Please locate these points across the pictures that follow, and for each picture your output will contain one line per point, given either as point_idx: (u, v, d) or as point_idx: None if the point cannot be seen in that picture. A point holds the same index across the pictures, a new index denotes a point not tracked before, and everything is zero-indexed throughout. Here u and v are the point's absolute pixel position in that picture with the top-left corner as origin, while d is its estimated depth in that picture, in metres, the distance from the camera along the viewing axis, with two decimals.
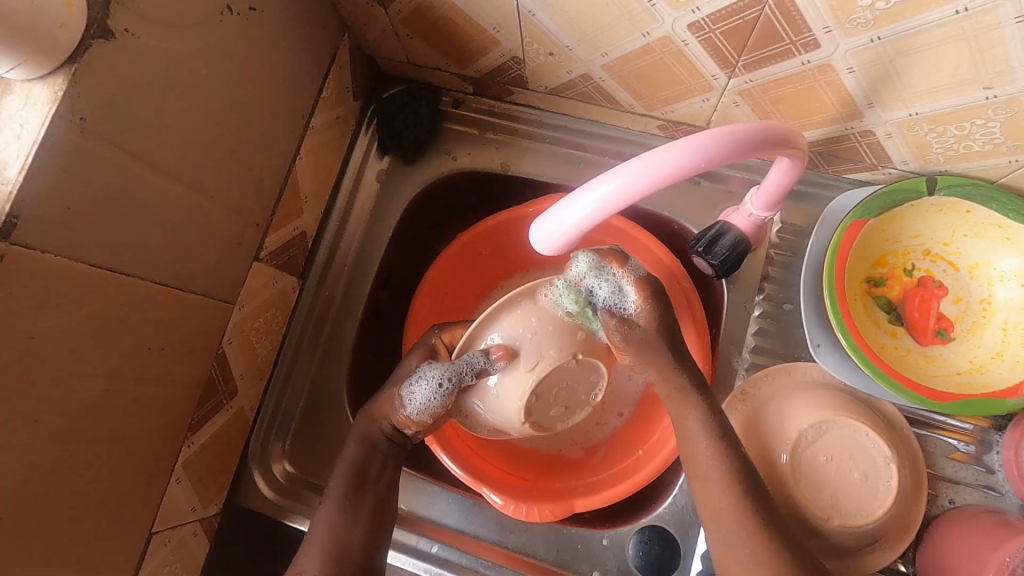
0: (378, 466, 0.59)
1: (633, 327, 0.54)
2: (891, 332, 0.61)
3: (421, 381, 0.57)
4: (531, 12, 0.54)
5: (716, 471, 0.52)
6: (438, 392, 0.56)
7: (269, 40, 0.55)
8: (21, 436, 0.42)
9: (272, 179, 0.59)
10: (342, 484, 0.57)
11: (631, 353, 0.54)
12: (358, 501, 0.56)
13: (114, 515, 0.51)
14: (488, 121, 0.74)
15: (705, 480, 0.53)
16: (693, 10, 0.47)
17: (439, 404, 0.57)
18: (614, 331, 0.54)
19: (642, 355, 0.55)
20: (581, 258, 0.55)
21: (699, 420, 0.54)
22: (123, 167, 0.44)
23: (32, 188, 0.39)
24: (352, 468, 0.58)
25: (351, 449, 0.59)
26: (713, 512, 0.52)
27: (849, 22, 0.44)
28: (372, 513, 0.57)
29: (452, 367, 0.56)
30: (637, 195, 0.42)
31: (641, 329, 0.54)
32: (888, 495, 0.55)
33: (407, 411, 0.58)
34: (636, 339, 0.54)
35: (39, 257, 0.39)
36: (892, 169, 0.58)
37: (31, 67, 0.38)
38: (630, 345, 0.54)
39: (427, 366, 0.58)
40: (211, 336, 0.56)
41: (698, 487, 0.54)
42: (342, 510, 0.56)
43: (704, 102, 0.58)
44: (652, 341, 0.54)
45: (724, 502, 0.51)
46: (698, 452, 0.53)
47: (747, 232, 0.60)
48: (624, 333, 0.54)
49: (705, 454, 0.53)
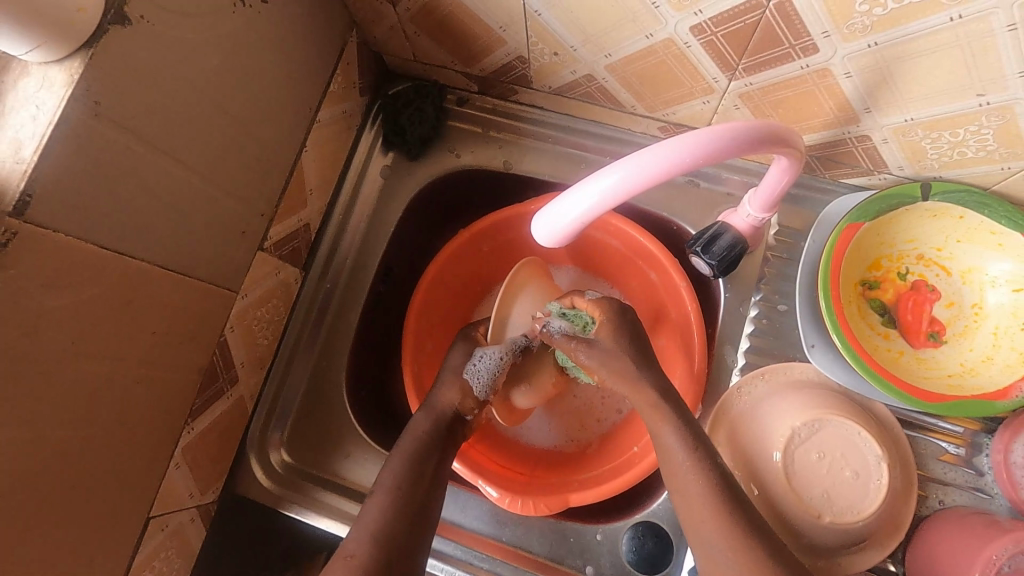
0: (431, 461, 0.59)
1: (592, 343, 0.60)
2: (884, 335, 0.62)
3: (483, 357, 0.65)
4: (537, 12, 0.56)
5: (694, 486, 0.52)
6: (500, 365, 0.65)
7: (282, 34, 0.57)
8: (26, 412, 0.42)
9: (278, 171, 0.60)
10: (400, 476, 0.57)
11: (600, 368, 0.59)
12: (409, 494, 0.55)
13: (114, 497, 0.51)
14: (493, 119, 0.75)
15: (683, 488, 0.53)
16: (695, 12, 0.49)
17: (499, 378, 0.66)
18: (579, 351, 0.61)
19: (612, 371, 0.59)
20: (551, 304, 0.66)
21: (673, 431, 0.54)
22: (138, 151, 0.45)
23: (48, 169, 0.39)
24: (412, 460, 0.58)
25: (409, 442, 0.60)
26: (694, 524, 0.52)
27: (848, 27, 0.45)
28: (412, 508, 0.55)
29: (507, 345, 0.66)
30: (647, 183, 0.42)
31: (601, 343, 0.60)
32: (879, 492, 0.55)
33: (475, 388, 0.64)
34: (600, 357, 0.60)
35: (52, 236, 0.40)
36: (887, 174, 0.60)
37: (48, 49, 0.38)
38: (597, 360, 0.60)
39: (481, 348, 0.66)
40: (213, 323, 0.57)
41: (679, 501, 0.53)
42: (395, 500, 0.55)
43: (705, 105, 0.60)
44: (617, 352, 0.59)
45: (706, 506, 0.51)
46: (688, 463, 0.53)
47: (745, 234, 0.61)
48: (587, 352, 0.60)
49: (687, 464, 0.53)
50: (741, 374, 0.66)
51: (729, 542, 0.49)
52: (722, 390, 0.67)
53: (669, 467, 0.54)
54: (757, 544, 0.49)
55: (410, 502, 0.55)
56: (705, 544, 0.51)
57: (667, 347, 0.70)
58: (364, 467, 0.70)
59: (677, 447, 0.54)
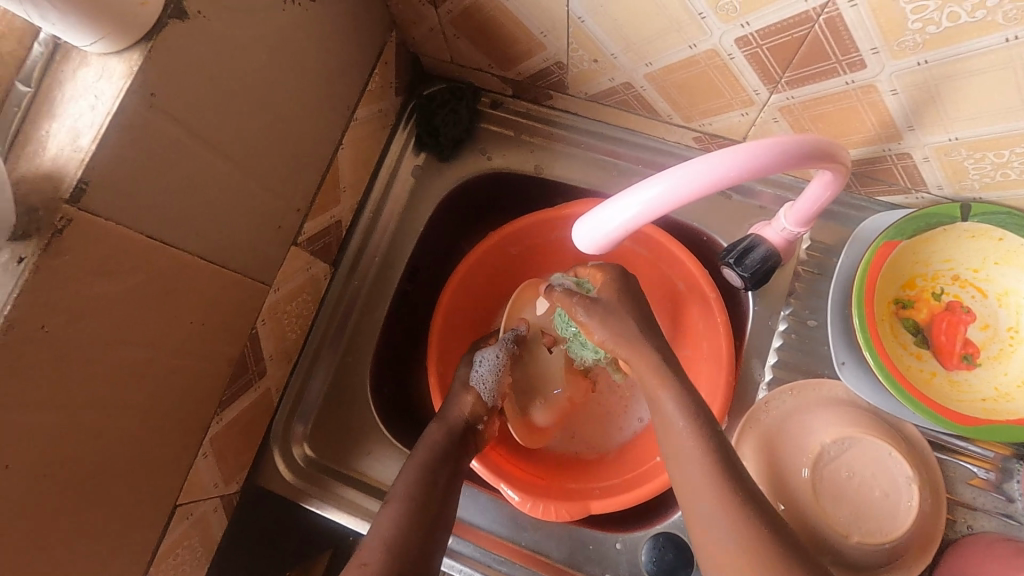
0: (441, 476, 0.58)
1: (592, 302, 0.59)
2: (917, 355, 0.61)
3: (480, 360, 0.69)
4: (580, 19, 0.56)
5: (694, 455, 0.50)
6: (499, 364, 0.68)
7: (326, 32, 0.57)
8: (70, 396, 0.42)
9: (315, 167, 0.61)
10: (413, 484, 0.56)
11: (599, 325, 0.58)
12: (421, 504, 0.55)
13: (144, 483, 0.52)
14: (526, 124, 0.75)
15: (683, 461, 0.51)
16: (742, 24, 0.49)
17: (501, 377, 0.68)
18: (579, 307, 0.60)
19: (610, 328, 0.57)
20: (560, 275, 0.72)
21: (670, 397, 0.53)
22: (187, 144, 0.45)
23: (104, 158, 0.39)
24: (423, 471, 0.58)
25: (420, 453, 0.60)
26: (690, 492, 0.50)
27: (898, 44, 0.45)
28: (425, 515, 0.54)
29: (498, 344, 0.70)
30: (698, 193, 0.41)
31: (603, 300, 0.59)
32: (909, 514, 0.54)
33: (481, 391, 0.66)
34: (600, 313, 0.58)
35: (103, 224, 0.40)
36: (925, 193, 0.59)
37: (111, 41, 0.39)
38: (596, 317, 0.58)
39: (477, 353, 0.70)
40: (246, 315, 0.57)
41: (676, 471, 0.52)
42: (409, 508, 0.54)
43: (743, 117, 0.60)
44: (617, 310, 0.58)
45: (704, 480, 0.49)
46: (687, 431, 0.51)
47: (779, 247, 0.60)
48: (587, 308, 0.59)
49: (683, 434, 0.51)
50: (768, 388, 0.66)
51: (732, 521, 0.47)
52: (748, 403, 0.66)
53: (669, 440, 0.53)
54: (755, 524, 0.47)
55: (424, 509, 0.55)
56: (701, 516, 0.49)
57: (694, 359, 0.69)
58: (385, 463, 0.71)
59: (676, 416, 0.52)
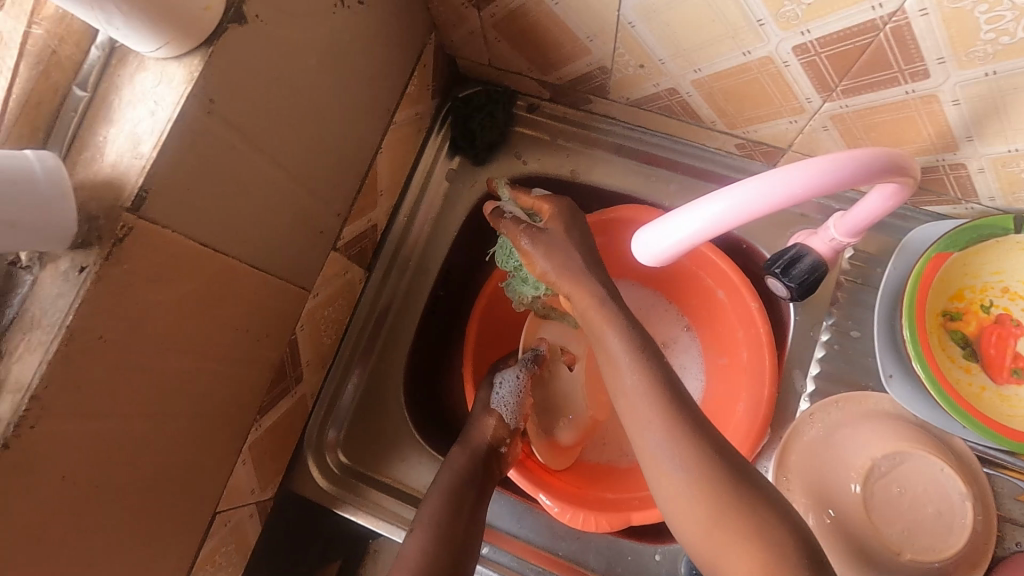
0: (469, 497, 0.59)
1: (540, 232, 0.58)
2: (965, 368, 0.60)
3: (502, 382, 0.68)
4: (630, 24, 0.55)
5: (637, 387, 0.51)
6: (519, 385, 0.68)
7: (371, 35, 0.56)
8: (122, 405, 0.42)
9: (355, 171, 0.60)
10: (439, 510, 0.57)
11: (544, 256, 0.58)
12: (449, 525, 0.56)
13: (186, 491, 0.51)
14: (562, 128, 0.74)
15: (630, 398, 0.51)
16: (803, 32, 0.47)
17: (523, 399, 0.68)
18: (524, 236, 0.59)
19: (553, 258, 0.57)
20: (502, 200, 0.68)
21: (616, 334, 0.53)
22: (239, 149, 0.44)
23: (163, 165, 0.38)
24: (449, 493, 0.59)
25: (445, 477, 0.61)
26: (634, 418, 0.50)
27: (967, 55, 0.44)
28: (454, 536, 0.56)
29: (517, 366, 0.69)
30: (763, 210, 0.41)
31: (551, 232, 0.58)
32: (963, 532, 0.54)
33: (504, 414, 0.66)
34: (546, 244, 0.58)
35: (160, 232, 0.40)
36: (975, 204, 0.58)
37: (174, 46, 0.38)
38: (544, 248, 0.58)
39: (497, 375, 0.69)
40: (286, 320, 0.57)
41: (621, 404, 0.52)
42: (437, 533, 0.56)
43: (791, 124, 0.59)
44: (565, 243, 0.58)
45: (652, 412, 0.49)
46: (631, 367, 0.51)
47: (825, 257, 0.59)
48: (532, 237, 0.58)
49: (630, 370, 0.51)
50: (810, 400, 0.65)
51: (683, 451, 0.48)
52: (790, 415, 0.65)
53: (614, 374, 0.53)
54: (706, 455, 0.47)
55: (452, 532, 0.56)
56: (649, 444, 0.49)
57: (735, 368, 0.69)
58: (420, 469, 0.70)
59: (622, 353, 0.52)
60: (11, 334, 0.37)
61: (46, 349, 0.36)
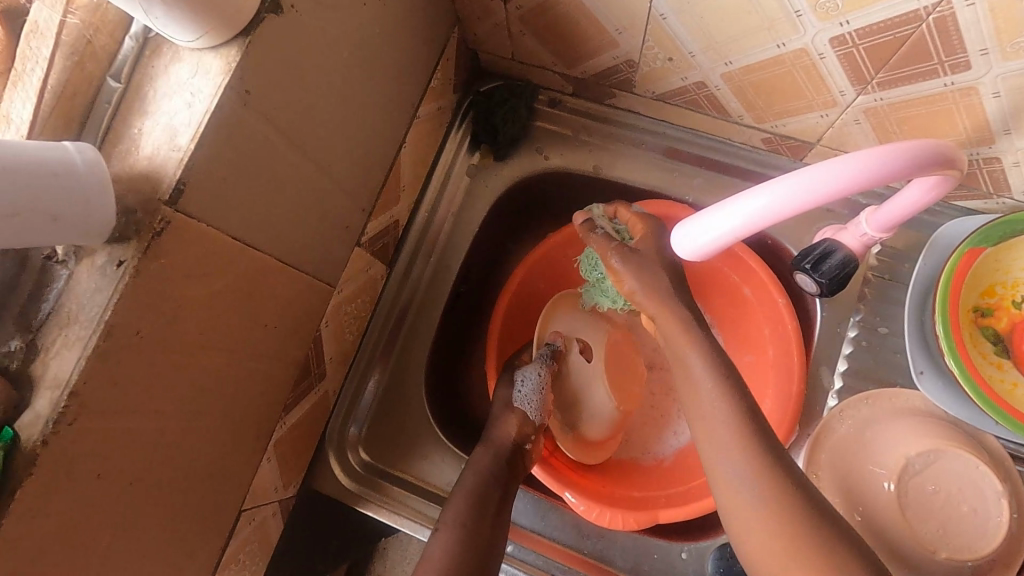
0: (494, 498, 0.58)
1: (631, 253, 0.56)
2: (997, 364, 0.59)
3: (522, 378, 0.67)
4: (662, 16, 0.54)
5: (715, 411, 0.50)
6: (541, 380, 0.66)
7: (399, 28, 0.56)
8: (157, 403, 0.41)
9: (381, 165, 0.59)
10: (463, 512, 0.56)
11: (632, 275, 0.55)
12: (474, 527, 0.56)
13: (215, 489, 0.50)
14: (585, 123, 0.73)
15: (710, 422, 0.50)
16: (841, 23, 0.47)
17: (545, 394, 0.66)
18: (615, 254, 0.56)
19: (643, 277, 0.55)
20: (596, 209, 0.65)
21: (699, 359, 0.52)
22: (272, 142, 0.44)
23: (201, 158, 0.38)
24: (473, 495, 0.58)
25: (469, 479, 0.60)
26: (714, 443, 0.50)
27: (1012, 46, 0.43)
28: (478, 537, 0.55)
29: (537, 361, 0.68)
30: (806, 206, 0.41)
31: (641, 251, 0.56)
32: (998, 531, 0.53)
33: (528, 412, 0.65)
34: (635, 264, 0.55)
35: (196, 225, 0.39)
36: (1007, 199, 0.57)
37: (212, 37, 0.37)
38: (631, 268, 0.56)
39: (517, 373, 0.68)
40: (313, 316, 0.56)
41: (699, 428, 0.51)
42: (461, 536, 0.55)
43: (821, 118, 0.58)
44: (653, 264, 0.55)
45: (729, 437, 0.49)
46: (713, 390, 0.51)
47: (857, 253, 0.59)
48: (623, 257, 0.56)
49: (710, 391, 0.51)
50: (837, 397, 0.64)
51: (758, 474, 0.47)
52: (816, 412, 0.65)
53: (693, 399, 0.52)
54: (781, 479, 0.47)
55: (477, 535, 0.55)
56: (724, 471, 0.49)
57: (762, 366, 0.68)
58: (444, 467, 0.70)
59: (703, 377, 0.51)
60: (47, 330, 0.37)
61: (83, 345, 0.35)
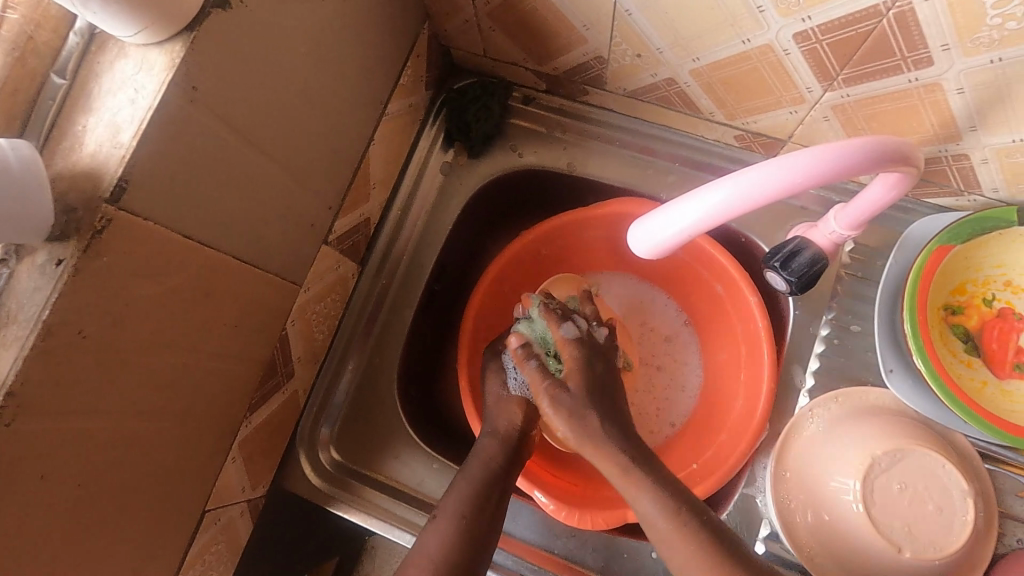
0: (495, 491, 0.57)
1: (560, 394, 0.59)
2: (967, 363, 0.59)
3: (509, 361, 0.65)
4: (627, 13, 0.53)
5: (688, 554, 0.51)
6: None
7: (363, 25, 0.55)
8: (107, 403, 0.41)
9: (347, 164, 0.59)
10: (464, 508, 0.55)
11: (564, 423, 0.58)
12: (472, 523, 0.55)
13: (175, 491, 0.50)
14: (559, 120, 0.73)
15: (677, 556, 0.52)
16: (803, 18, 0.46)
17: None
18: (546, 395, 0.59)
19: (573, 428, 0.58)
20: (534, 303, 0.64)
21: (649, 499, 0.53)
22: (226, 140, 0.43)
23: (145, 156, 0.37)
24: (477, 486, 0.57)
25: (474, 467, 0.58)
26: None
27: (972, 41, 0.43)
28: (473, 532, 0.54)
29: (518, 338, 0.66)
30: (764, 199, 0.41)
31: (573, 391, 0.59)
32: (963, 530, 0.53)
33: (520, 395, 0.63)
34: (569, 406, 0.58)
35: (141, 223, 0.38)
36: (979, 196, 0.57)
37: (155, 32, 0.37)
38: (563, 410, 0.58)
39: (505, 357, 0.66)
40: (278, 316, 0.56)
41: (667, 552, 0.52)
42: (458, 531, 0.54)
43: (791, 115, 0.58)
44: (586, 408, 0.58)
45: (704, 571, 0.50)
46: (669, 529, 0.52)
47: (825, 250, 0.58)
48: (556, 404, 0.58)
49: (666, 526, 0.52)
50: (808, 395, 0.64)
51: None
52: (787, 411, 0.65)
53: (652, 537, 0.53)
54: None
55: (473, 531, 0.54)
56: None
57: (735, 364, 0.68)
58: (415, 466, 0.69)
59: (656, 514, 0.53)
60: None
61: (21, 344, 0.35)
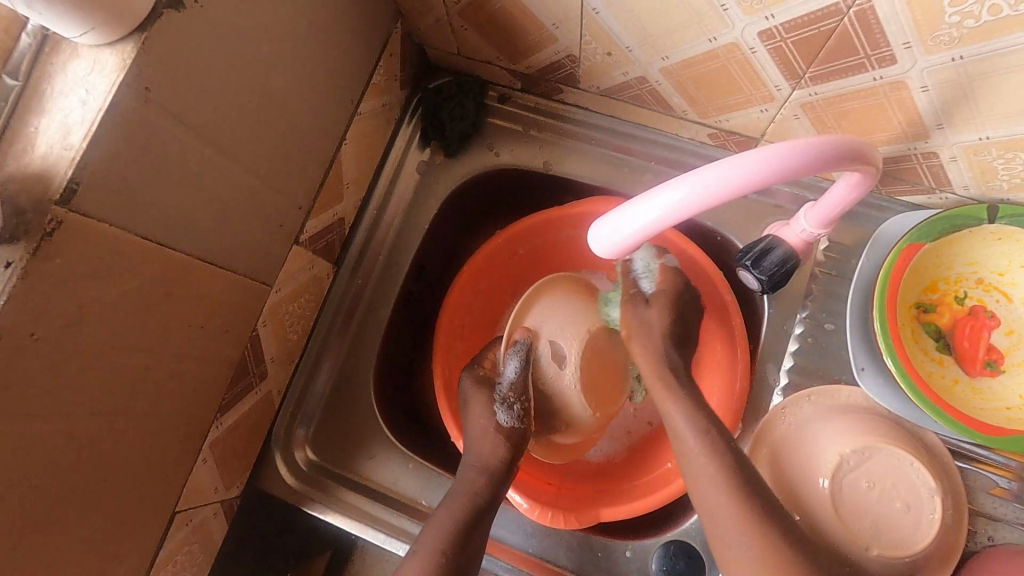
0: (484, 506, 0.58)
1: (639, 306, 0.62)
2: (938, 360, 0.59)
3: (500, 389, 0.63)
4: (595, 11, 0.53)
5: (713, 471, 0.52)
6: (518, 386, 0.63)
7: (329, 24, 0.55)
8: (65, 405, 0.41)
9: (317, 164, 0.59)
10: (453, 521, 0.56)
11: (636, 333, 0.61)
12: (462, 535, 0.56)
13: (142, 491, 0.50)
14: (535, 118, 0.73)
15: (702, 483, 0.53)
16: (767, 17, 0.46)
17: (525, 401, 0.63)
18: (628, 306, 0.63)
19: (645, 347, 0.60)
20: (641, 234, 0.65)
21: (684, 416, 0.55)
22: (183, 140, 0.43)
23: (95, 157, 0.37)
24: (468, 503, 0.58)
25: (461, 487, 0.59)
26: (709, 510, 0.52)
27: (932, 39, 0.42)
28: (460, 542, 0.55)
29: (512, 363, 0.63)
30: (723, 196, 0.40)
31: (651, 307, 0.61)
32: (931, 527, 0.53)
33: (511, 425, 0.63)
34: (643, 317, 0.61)
35: (93, 224, 0.38)
36: (950, 194, 0.57)
37: (102, 33, 0.36)
38: (638, 321, 0.61)
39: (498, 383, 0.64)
40: (248, 316, 0.56)
41: (691, 479, 0.54)
42: (444, 541, 0.55)
43: (762, 113, 0.57)
44: (659, 321, 0.60)
45: (723, 502, 0.51)
46: (698, 449, 0.54)
47: (796, 249, 0.58)
48: (636, 315, 0.62)
49: (696, 452, 0.54)
50: (782, 393, 0.64)
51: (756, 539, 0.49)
52: (759, 410, 0.65)
53: (685, 466, 0.55)
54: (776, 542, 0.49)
55: (461, 542, 0.55)
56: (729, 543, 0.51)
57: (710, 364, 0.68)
58: (391, 466, 0.69)
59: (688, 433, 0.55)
60: None
61: None
